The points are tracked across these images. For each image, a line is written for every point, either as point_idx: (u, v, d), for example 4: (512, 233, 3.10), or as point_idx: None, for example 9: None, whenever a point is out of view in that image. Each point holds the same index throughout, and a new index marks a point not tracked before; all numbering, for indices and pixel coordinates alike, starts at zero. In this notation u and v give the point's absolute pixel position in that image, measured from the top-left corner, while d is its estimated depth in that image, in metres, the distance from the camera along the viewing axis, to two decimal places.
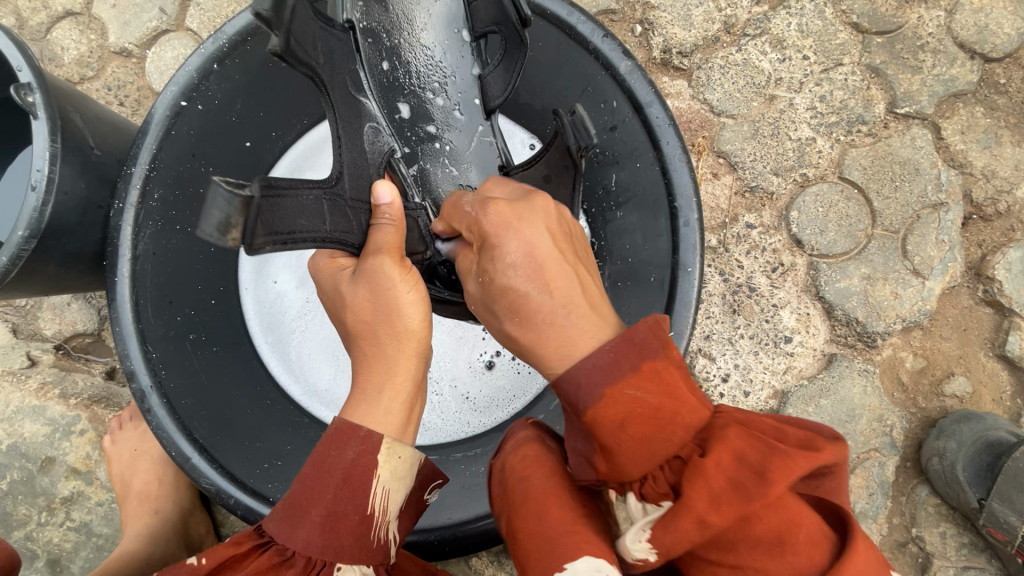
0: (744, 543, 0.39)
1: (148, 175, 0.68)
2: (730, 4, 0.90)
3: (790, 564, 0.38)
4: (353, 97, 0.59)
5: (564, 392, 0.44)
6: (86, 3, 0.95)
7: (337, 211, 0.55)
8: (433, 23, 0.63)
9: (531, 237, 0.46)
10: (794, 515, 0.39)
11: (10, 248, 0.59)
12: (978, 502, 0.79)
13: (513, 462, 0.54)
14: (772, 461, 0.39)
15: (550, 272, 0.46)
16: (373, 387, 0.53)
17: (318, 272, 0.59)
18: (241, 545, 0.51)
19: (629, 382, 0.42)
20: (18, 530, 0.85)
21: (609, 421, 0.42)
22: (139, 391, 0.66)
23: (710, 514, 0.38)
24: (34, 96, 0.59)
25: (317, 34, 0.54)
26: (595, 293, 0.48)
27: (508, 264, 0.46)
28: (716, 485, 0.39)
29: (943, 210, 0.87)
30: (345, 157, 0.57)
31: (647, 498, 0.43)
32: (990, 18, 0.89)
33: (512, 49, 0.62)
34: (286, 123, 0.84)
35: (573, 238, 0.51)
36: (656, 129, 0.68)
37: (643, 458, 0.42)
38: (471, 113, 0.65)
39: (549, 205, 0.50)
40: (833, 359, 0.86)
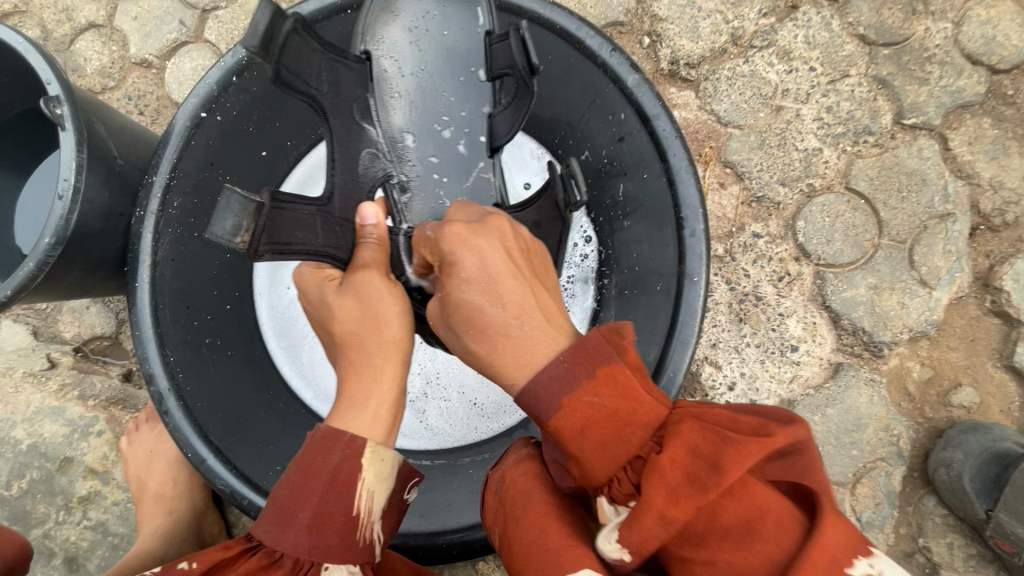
0: (712, 537, 0.39)
1: (168, 184, 0.70)
2: (737, 16, 0.91)
3: (758, 554, 0.38)
4: (356, 122, 0.63)
5: (525, 406, 0.44)
6: (109, 16, 0.98)
7: (328, 227, 0.61)
8: (445, 61, 0.65)
9: (481, 249, 0.47)
10: (761, 500, 0.39)
11: (37, 254, 0.61)
12: (985, 513, 0.79)
13: (517, 475, 0.54)
14: (726, 449, 0.39)
15: (507, 291, 0.45)
16: (360, 393, 0.54)
17: (302, 282, 0.61)
18: (231, 549, 0.53)
19: (586, 390, 0.42)
20: (36, 528, 0.87)
21: (571, 426, 0.42)
22: (157, 393, 0.68)
23: (669, 511, 0.38)
24: (62, 109, 0.61)
25: (320, 64, 0.59)
26: (553, 308, 0.47)
27: (462, 278, 0.46)
28: (673, 480, 0.39)
29: (950, 221, 0.88)
30: (336, 181, 0.62)
31: (617, 500, 0.42)
32: (998, 29, 0.90)
33: (520, 95, 0.64)
34: (301, 134, 0.86)
35: (533, 256, 0.50)
36: (664, 141, 0.69)
37: (604, 462, 0.42)
38: (474, 149, 0.66)
39: (504, 226, 0.50)
40: (840, 368, 0.86)
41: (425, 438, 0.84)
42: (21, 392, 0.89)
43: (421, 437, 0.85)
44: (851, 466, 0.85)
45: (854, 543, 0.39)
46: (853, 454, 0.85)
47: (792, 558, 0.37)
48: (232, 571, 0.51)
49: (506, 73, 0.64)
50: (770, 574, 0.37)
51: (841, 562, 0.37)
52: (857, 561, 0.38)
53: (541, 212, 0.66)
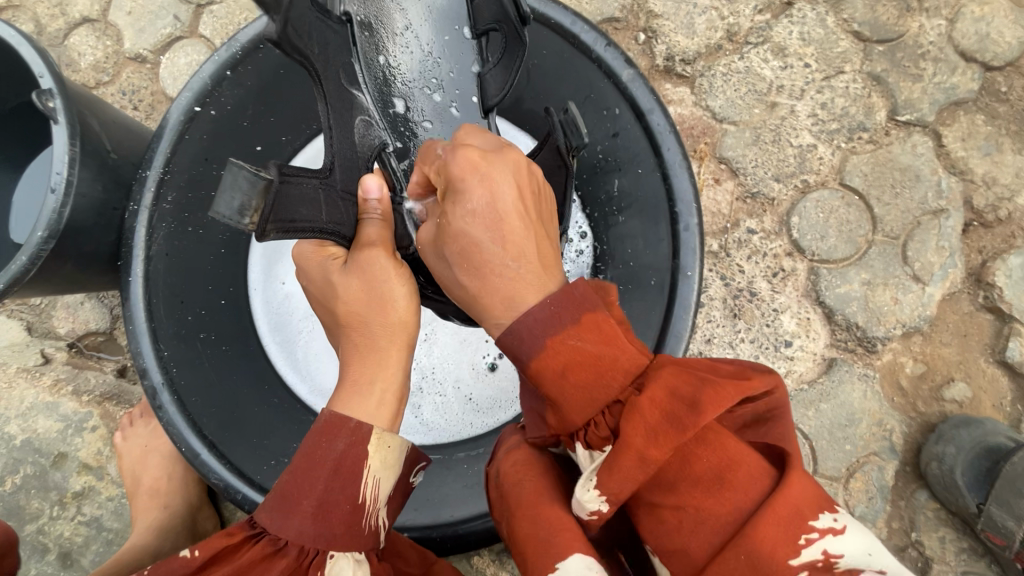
0: (683, 481, 0.40)
1: (161, 178, 0.71)
2: (732, 12, 0.91)
3: (728, 499, 0.38)
4: (345, 89, 0.62)
5: (508, 349, 0.44)
6: (104, 10, 0.97)
7: (331, 202, 0.59)
8: (432, 21, 0.64)
9: (493, 186, 0.46)
10: (733, 449, 0.39)
11: (30, 247, 0.61)
12: (976, 507, 0.79)
13: (506, 467, 0.53)
14: (705, 391, 0.40)
15: (509, 230, 0.45)
16: (365, 377, 0.55)
17: (303, 258, 0.60)
18: (233, 536, 0.52)
19: (570, 333, 0.42)
20: (30, 523, 0.87)
21: (552, 368, 0.42)
22: (151, 388, 0.70)
23: (647, 450, 0.39)
24: (54, 102, 0.61)
25: (311, 25, 0.59)
26: (551, 255, 0.47)
27: (468, 207, 0.45)
28: (651, 419, 0.39)
29: (943, 217, 0.88)
30: (336, 150, 0.60)
31: (592, 445, 0.42)
32: (991, 26, 0.90)
33: (510, 48, 0.62)
34: (296, 127, 0.82)
35: (541, 199, 0.49)
36: (658, 135, 0.70)
37: (584, 407, 0.42)
38: (468, 111, 0.65)
39: (521, 160, 0.48)
40: (833, 363, 0.86)
41: (420, 433, 0.85)
42: (15, 388, 0.89)
43: (417, 432, 0.85)
44: (844, 461, 0.85)
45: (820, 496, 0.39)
46: (847, 449, 0.85)
47: (760, 503, 0.38)
48: (234, 561, 0.51)
49: (491, 28, 0.63)
50: (736, 519, 0.38)
51: (807, 512, 0.38)
52: (822, 515, 0.38)
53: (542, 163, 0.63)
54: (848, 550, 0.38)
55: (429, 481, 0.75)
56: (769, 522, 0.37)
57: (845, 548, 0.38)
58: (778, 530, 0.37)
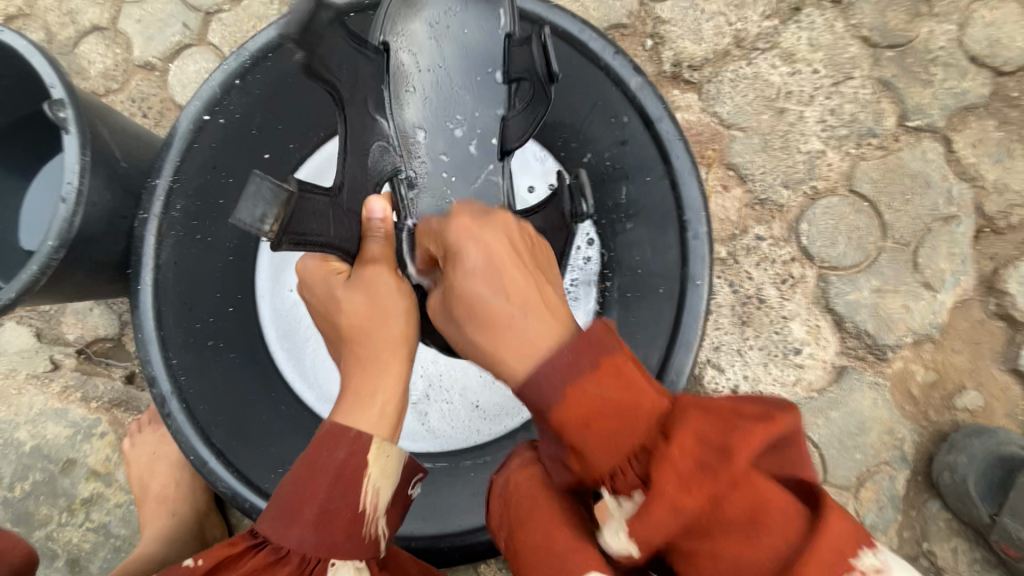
0: (717, 528, 0.39)
1: (170, 186, 0.71)
2: (740, 18, 0.91)
3: (764, 544, 0.38)
4: (371, 114, 0.63)
5: (527, 398, 0.41)
6: (113, 18, 0.98)
7: (340, 218, 0.61)
8: (464, 59, 0.64)
9: (490, 245, 0.44)
10: (762, 495, 0.38)
11: (41, 256, 0.61)
12: (989, 517, 0.78)
13: (520, 479, 0.53)
14: (732, 436, 0.39)
15: (510, 279, 0.42)
16: (366, 392, 0.53)
17: (308, 275, 0.60)
18: (236, 545, 0.54)
19: (588, 380, 0.40)
20: (40, 529, 0.87)
21: (573, 419, 0.40)
22: (160, 396, 0.69)
23: (682, 499, 0.38)
24: (65, 112, 0.62)
25: (343, 52, 0.57)
26: (554, 300, 0.44)
27: (467, 269, 0.43)
28: (682, 468, 0.39)
29: (954, 223, 0.87)
30: (347, 172, 0.62)
31: (619, 492, 0.41)
32: (1003, 31, 0.90)
33: (536, 100, 0.62)
34: (304, 136, 0.84)
35: (535, 251, 0.48)
36: (666, 143, 0.70)
37: (610, 454, 0.41)
38: (485, 151, 0.64)
39: (510, 221, 0.49)
40: (843, 371, 0.86)
41: (426, 440, 0.85)
42: (25, 394, 0.90)
43: (422, 438, 0.85)
44: (855, 469, 0.85)
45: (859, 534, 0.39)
46: (857, 458, 0.85)
47: (798, 546, 0.37)
48: (236, 568, 0.52)
49: (523, 76, 0.63)
50: (777, 563, 0.37)
51: (848, 549, 0.37)
52: (865, 553, 0.38)
53: (546, 220, 0.66)
54: None
55: (435, 491, 0.75)
56: (811, 563, 0.36)
57: None
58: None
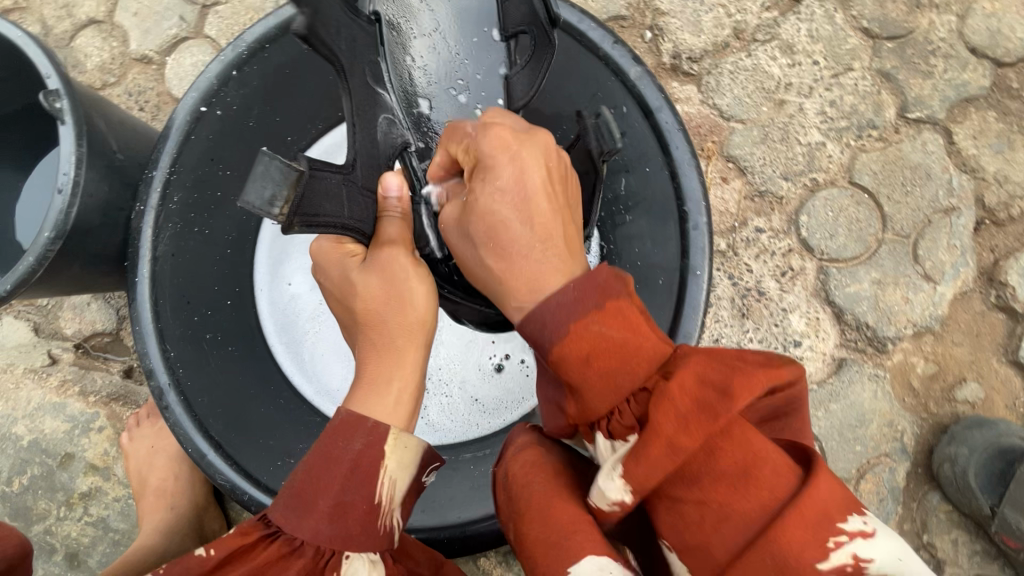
0: (707, 476, 0.38)
1: (168, 178, 0.71)
2: (739, 10, 0.90)
3: (755, 494, 0.37)
4: (371, 87, 0.61)
5: (528, 330, 0.44)
6: (109, 11, 0.98)
7: (354, 199, 0.59)
8: (459, 21, 0.63)
9: (526, 164, 0.47)
10: (756, 444, 0.38)
11: (37, 248, 0.61)
12: (990, 509, 0.78)
13: (516, 468, 0.53)
14: (734, 378, 0.39)
15: (537, 210, 0.47)
16: (384, 377, 0.55)
17: (321, 255, 0.61)
18: (249, 535, 0.52)
19: (593, 318, 0.41)
20: (38, 524, 0.87)
21: (575, 353, 0.41)
22: (158, 389, 0.70)
23: (679, 438, 0.38)
24: (61, 102, 0.61)
25: (339, 21, 0.58)
26: (575, 240, 0.48)
27: (496, 187, 0.47)
28: (682, 407, 0.38)
29: (954, 215, 0.87)
30: (358, 147, 0.60)
31: (615, 435, 0.42)
32: (1003, 23, 0.89)
33: (539, 50, 0.61)
34: (302, 127, 0.82)
35: (568, 184, 0.51)
36: (666, 133, 0.70)
37: (610, 393, 0.41)
38: (492, 112, 0.62)
39: (550, 142, 0.50)
40: (843, 363, 0.86)
41: (426, 433, 0.85)
42: (22, 388, 0.89)
43: (422, 432, 0.84)
44: (855, 462, 0.84)
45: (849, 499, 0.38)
46: (857, 450, 0.84)
47: (788, 499, 0.36)
48: (250, 560, 0.50)
49: (521, 30, 0.62)
50: (764, 515, 0.36)
51: (837, 509, 0.36)
52: (851, 518, 0.37)
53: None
54: (877, 555, 0.36)
55: (436, 483, 0.75)
56: (793, 524, 0.35)
57: (874, 553, 0.36)
58: (803, 532, 0.35)
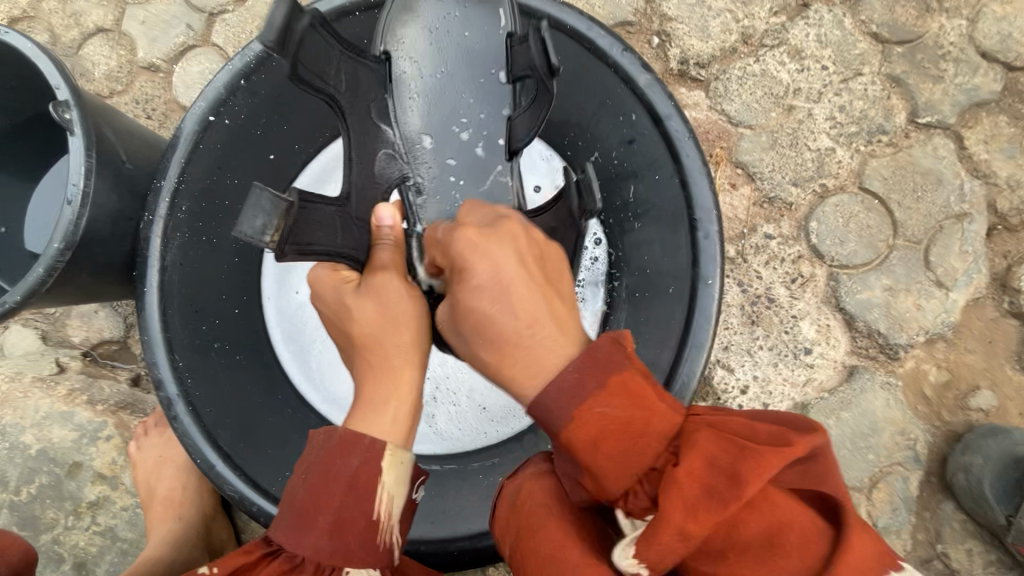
0: (733, 549, 0.39)
1: (176, 188, 0.71)
2: (747, 15, 0.90)
3: (781, 567, 0.38)
4: (374, 122, 0.63)
5: (535, 417, 0.43)
6: (117, 20, 0.98)
7: (347, 227, 0.61)
8: (466, 59, 0.63)
9: (497, 259, 0.45)
10: (784, 512, 0.39)
11: (47, 259, 0.61)
12: (1005, 519, 0.77)
13: (535, 490, 0.52)
14: (744, 459, 0.39)
15: (518, 298, 0.44)
16: (380, 396, 0.53)
17: (317, 282, 0.60)
18: (250, 553, 0.51)
19: (598, 401, 0.40)
20: (46, 533, 0.87)
21: (582, 439, 0.41)
22: (166, 399, 0.69)
23: (689, 526, 0.37)
24: (71, 113, 0.61)
25: (336, 59, 0.59)
26: (566, 316, 0.45)
27: (474, 287, 0.45)
28: (691, 494, 0.38)
29: (966, 221, 0.86)
30: (353, 181, 0.63)
31: (633, 514, 0.42)
32: (1014, 26, 0.88)
33: (540, 97, 0.60)
34: (309, 137, 0.84)
35: (546, 263, 0.49)
36: (676, 141, 0.69)
37: (621, 476, 0.41)
38: (492, 151, 0.63)
39: (517, 231, 0.48)
40: (854, 371, 0.85)
41: (434, 442, 0.84)
42: (30, 397, 0.89)
43: (430, 441, 0.84)
44: (867, 470, 0.84)
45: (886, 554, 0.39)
46: (869, 459, 0.84)
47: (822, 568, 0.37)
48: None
49: (526, 74, 0.61)
50: None
51: (877, 570, 0.37)
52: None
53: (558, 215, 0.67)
54: None
55: (443, 493, 0.74)
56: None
57: None
58: None
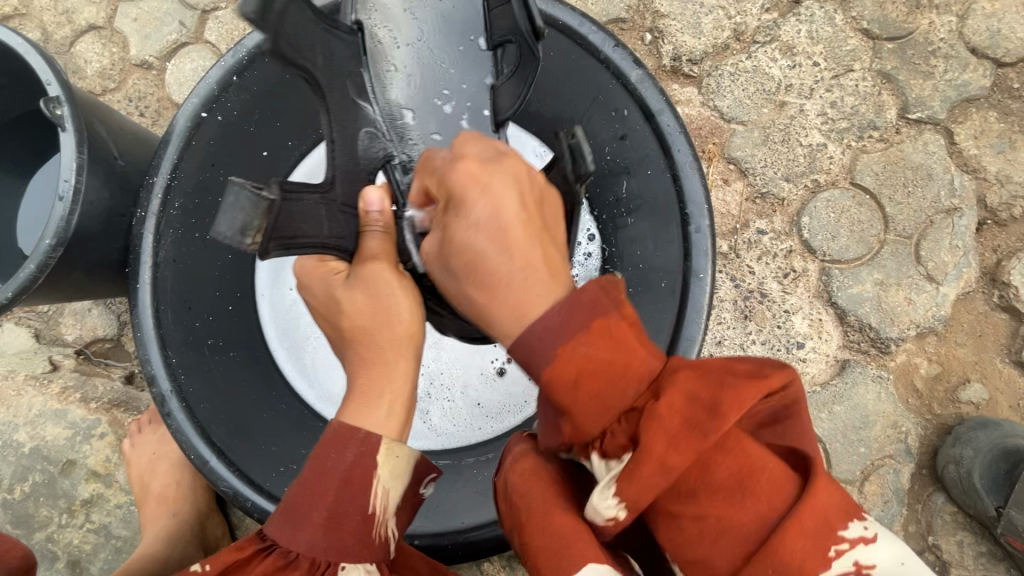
0: (703, 489, 0.39)
1: (169, 184, 0.70)
2: (739, 12, 0.90)
3: (749, 508, 0.37)
4: (353, 101, 0.61)
5: (519, 357, 0.42)
6: (109, 17, 0.98)
7: (332, 216, 0.59)
8: (444, 30, 0.64)
9: (498, 196, 0.45)
10: (753, 455, 0.38)
11: (38, 255, 0.61)
12: (996, 510, 0.78)
13: (515, 475, 0.52)
14: (723, 395, 0.39)
15: (512, 235, 0.44)
16: (374, 390, 0.54)
17: (305, 275, 0.58)
18: (244, 549, 0.53)
19: (581, 340, 0.40)
20: (40, 531, 0.86)
21: (563, 379, 0.40)
22: (159, 396, 0.68)
23: (669, 457, 0.38)
24: (62, 109, 0.61)
25: (315, 36, 0.58)
26: (557, 260, 0.45)
27: (473, 223, 0.44)
28: (671, 426, 0.38)
29: (956, 216, 0.87)
30: (337, 163, 0.61)
31: (609, 454, 0.42)
32: (1003, 23, 0.89)
33: (525, 62, 0.60)
34: (302, 133, 0.84)
35: (543, 205, 0.48)
36: (667, 136, 0.69)
37: (600, 415, 0.41)
38: (478, 122, 0.63)
39: (520, 168, 0.48)
40: (846, 365, 0.85)
41: (429, 438, 0.84)
42: (23, 395, 0.89)
43: (425, 437, 0.84)
44: (859, 463, 0.84)
45: (847, 507, 0.37)
46: (861, 452, 0.84)
47: (784, 513, 0.37)
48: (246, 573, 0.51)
49: (506, 40, 0.61)
50: (760, 529, 0.37)
51: (835, 519, 0.37)
52: (852, 525, 0.37)
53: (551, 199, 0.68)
54: (880, 560, 0.37)
55: (439, 488, 0.75)
56: (796, 530, 0.36)
57: (877, 559, 0.37)
58: (804, 543, 0.36)
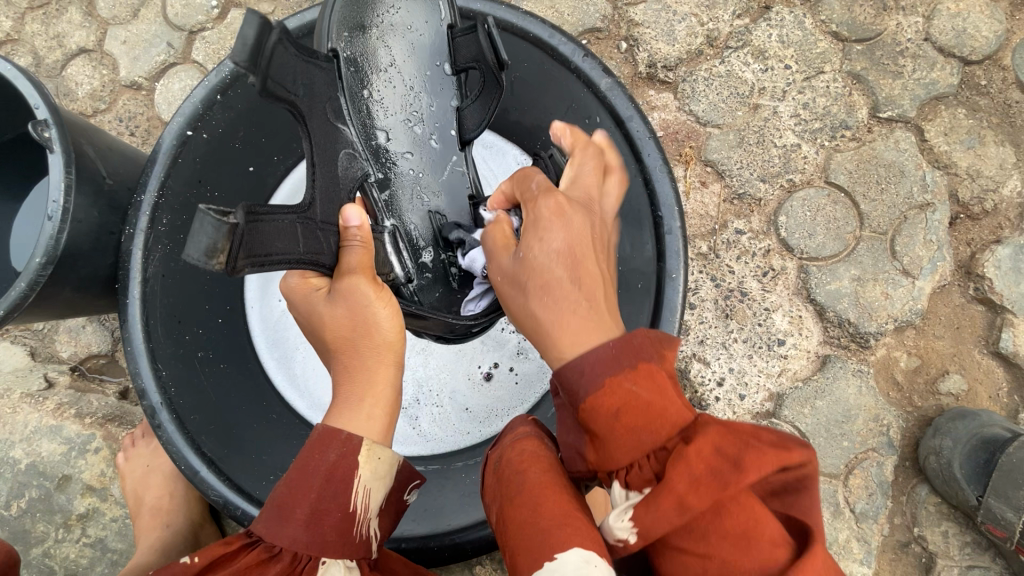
0: (713, 531, 0.43)
1: (156, 202, 0.72)
2: (712, 18, 0.93)
3: (755, 556, 0.41)
4: (332, 124, 0.61)
5: (565, 379, 0.47)
6: (99, 40, 1.00)
7: (310, 234, 0.55)
8: (415, 58, 0.67)
9: (576, 232, 0.51)
10: (757, 514, 0.42)
11: (28, 274, 0.62)
12: (976, 499, 0.79)
13: (513, 455, 0.53)
14: (748, 452, 0.42)
15: (584, 270, 0.49)
16: (355, 395, 0.56)
17: (290, 291, 0.58)
18: (231, 544, 0.53)
19: (628, 377, 0.44)
20: (37, 547, 0.88)
21: (605, 408, 0.44)
22: (150, 408, 0.70)
23: (688, 495, 0.42)
24: (50, 131, 0.63)
25: (296, 67, 0.55)
26: (613, 301, 0.51)
27: (550, 251, 0.49)
28: (695, 470, 0.42)
29: (929, 211, 0.89)
30: (317, 186, 0.57)
31: (631, 484, 0.45)
32: (968, 22, 0.91)
33: (489, 87, 0.65)
34: (286, 147, 0.86)
35: (608, 256, 0.54)
36: (638, 141, 0.71)
37: (630, 448, 0.44)
38: (447, 143, 0.69)
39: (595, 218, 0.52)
40: (827, 360, 0.87)
41: (417, 443, 0.85)
42: (19, 413, 0.90)
43: (413, 442, 0.86)
44: (843, 457, 0.85)
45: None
46: (844, 446, 0.85)
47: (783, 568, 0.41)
48: (229, 568, 0.52)
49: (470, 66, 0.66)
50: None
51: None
52: None
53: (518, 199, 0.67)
54: None
55: (427, 492, 0.76)
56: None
57: None
58: None
